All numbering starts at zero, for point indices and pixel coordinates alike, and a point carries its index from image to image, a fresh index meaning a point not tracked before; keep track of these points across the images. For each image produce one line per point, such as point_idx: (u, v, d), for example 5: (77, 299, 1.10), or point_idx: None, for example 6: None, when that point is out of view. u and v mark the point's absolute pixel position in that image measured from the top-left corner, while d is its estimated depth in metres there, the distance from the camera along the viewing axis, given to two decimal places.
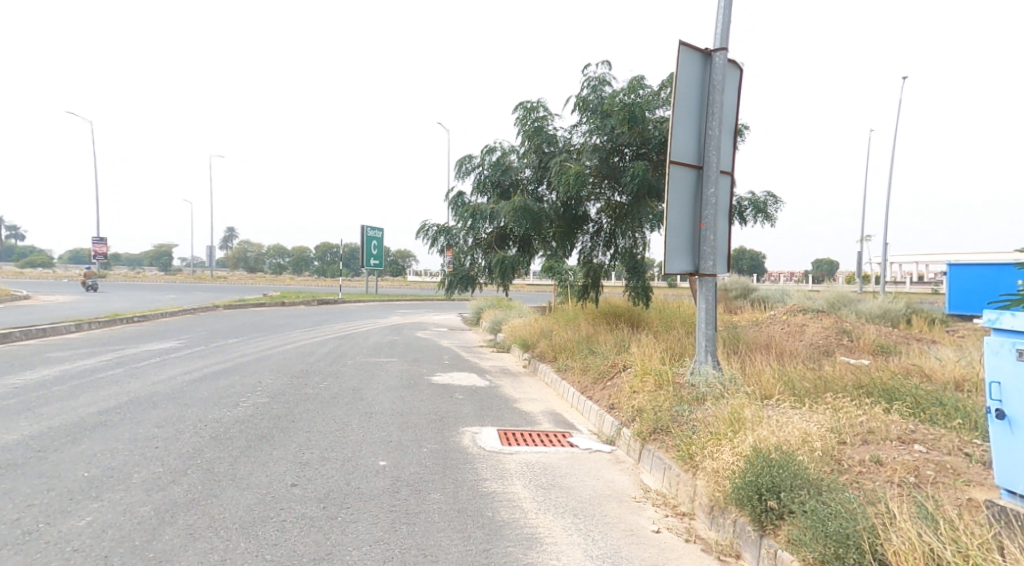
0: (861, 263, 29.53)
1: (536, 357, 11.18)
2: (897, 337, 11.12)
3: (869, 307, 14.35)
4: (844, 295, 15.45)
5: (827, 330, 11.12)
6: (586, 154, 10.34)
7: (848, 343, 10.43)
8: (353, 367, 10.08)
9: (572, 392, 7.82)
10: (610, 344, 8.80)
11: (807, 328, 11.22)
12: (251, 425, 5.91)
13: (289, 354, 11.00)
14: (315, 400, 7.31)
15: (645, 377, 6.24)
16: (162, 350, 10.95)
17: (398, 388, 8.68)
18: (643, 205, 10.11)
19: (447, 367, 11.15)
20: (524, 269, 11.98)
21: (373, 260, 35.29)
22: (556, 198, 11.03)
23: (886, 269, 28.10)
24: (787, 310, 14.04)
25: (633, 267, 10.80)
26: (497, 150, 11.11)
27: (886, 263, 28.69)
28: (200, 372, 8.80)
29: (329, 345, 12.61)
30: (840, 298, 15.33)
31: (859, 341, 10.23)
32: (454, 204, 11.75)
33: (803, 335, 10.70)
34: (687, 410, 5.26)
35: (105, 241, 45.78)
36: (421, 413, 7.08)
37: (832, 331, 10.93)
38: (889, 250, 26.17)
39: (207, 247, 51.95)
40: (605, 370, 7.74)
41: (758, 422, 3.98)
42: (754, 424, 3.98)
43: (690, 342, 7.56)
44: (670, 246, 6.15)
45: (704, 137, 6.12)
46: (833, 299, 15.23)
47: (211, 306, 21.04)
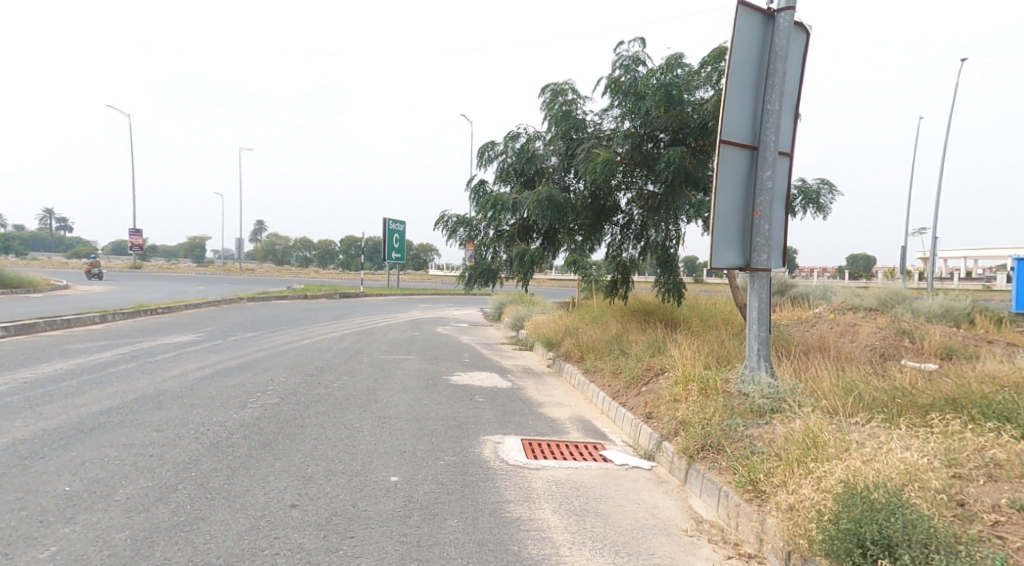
0: (899, 261, 28.40)
1: (560, 357, 10.57)
2: (961, 340, 10.48)
3: (925, 306, 13.61)
4: (896, 292, 14.66)
5: (884, 333, 10.50)
6: (618, 139, 9.66)
7: (910, 347, 9.92)
8: (369, 366, 9.52)
9: (603, 397, 7.19)
10: (643, 345, 8.15)
11: (860, 331, 10.54)
12: (254, 430, 5.34)
13: (305, 349, 10.47)
14: (325, 401, 6.73)
15: (688, 384, 5.56)
16: (175, 343, 10.48)
17: (415, 389, 8.10)
18: (679, 195, 9.41)
19: (467, 366, 10.55)
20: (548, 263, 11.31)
21: (395, 254, 34.83)
22: (583, 188, 10.32)
23: (927, 270, 27.01)
24: (836, 308, 13.27)
25: (666, 261, 10.14)
26: (521, 136, 10.44)
27: (928, 262, 27.54)
28: (211, 368, 8.29)
29: (346, 340, 12.06)
30: (893, 296, 14.55)
31: (924, 344, 9.80)
32: (475, 193, 11.09)
33: (859, 336, 10.18)
34: (741, 426, 4.59)
35: (135, 233, 46.34)
36: (440, 418, 6.48)
37: (890, 334, 10.36)
38: (932, 245, 24.97)
39: (231, 240, 52.08)
40: (641, 373, 7.08)
41: (846, 449, 3.31)
42: (841, 450, 3.30)
43: (734, 345, 6.90)
44: (719, 236, 5.61)
45: (761, 113, 5.60)
46: (885, 296, 14.53)
47: (233, 298, 20.69)
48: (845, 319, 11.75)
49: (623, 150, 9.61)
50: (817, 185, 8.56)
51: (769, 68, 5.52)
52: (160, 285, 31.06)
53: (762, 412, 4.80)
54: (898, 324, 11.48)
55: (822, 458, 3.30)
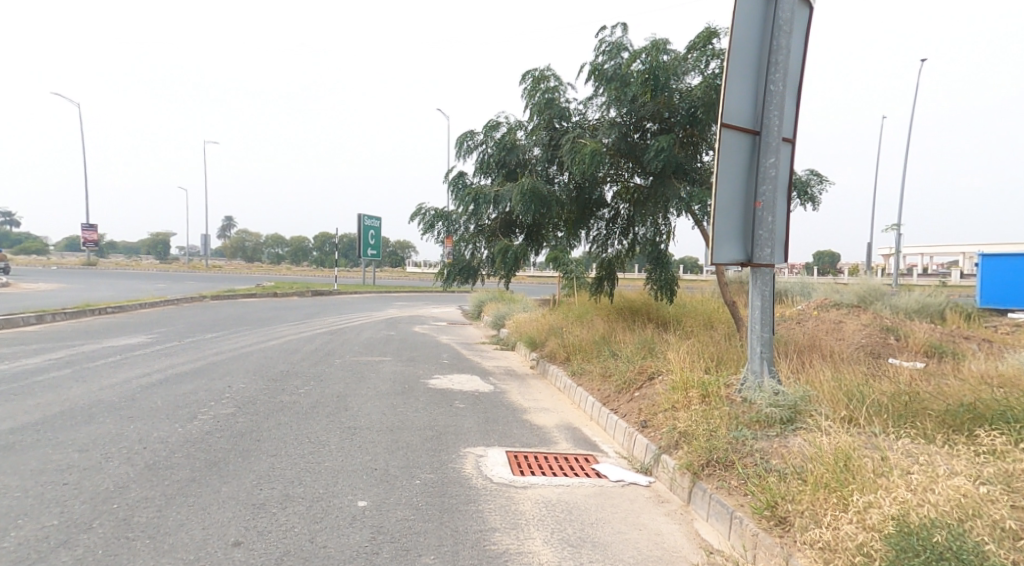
0: (873, 255, 28.47)
1: (544, 358, 10.09)
2: (945, 337, 10.23)
3: (902, 302, 13.40)
4: (874, 287, 14.43)
5: (869, 329, 10.22)
6: (604, 129, 9.18)
7: (894, 344, 9.66)
8: (339, 369, 8.93)
9: (592, 403, 6.73)
10: (634, 347, 7.69)
11: (849, 328, 10.22)
12: (201, 448, 4.75)
13: (270, 352, 9.83)
14: (288, 411, 6.15)
15: (688, 391, 5.11)
16: (126, 347, 9.76)
17: (388, 394, 7.56)
18: (669, 186, 8.99)
19: (446, 368, 10.02)
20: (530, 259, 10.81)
21: (370, 250, 34.02)
22: (568, 180, 9.85)
23: (900, 264, 27.04)
24: (816, 305, 12.98)
25: (656, 256, 9.75)
26: (501, 126, 9.92)
27: (902, 256, 27.61)
28: (161, 374, 7.63)
29: (316, 341, 11.43)
30: (871, 291, 14.32)
31: (907, 341, 9.53)
32: (454, 186, 10.53)
33: (844, 333, 9.87)
34: (752, 439, 4.13)
35: (91, 227, 44.84)
36: (415, 429, 5.94)
37: (875, 331, 10.07)
38: (906, 240, 24.96)
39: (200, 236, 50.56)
40: (635, 379, 6.60)
41: (883, 474, 2.86)
42: (877, 476, 2.86)
43: (731, 347, 6.48)
44: (720, 230, 5.18)
45: (764, 94, 5.14)
46: (863, 292, 14.26)
47: (197, 297, 19.85)
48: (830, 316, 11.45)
49: (609, 140, 9.15)
50: (806, 176, 8.18)
51: (772, 43, 5.07)
52: (124, 283, 29.87)
53: (772, 423, 4.35)
54: (879, 320, 11.22)
55: (857, 491, 2.83)
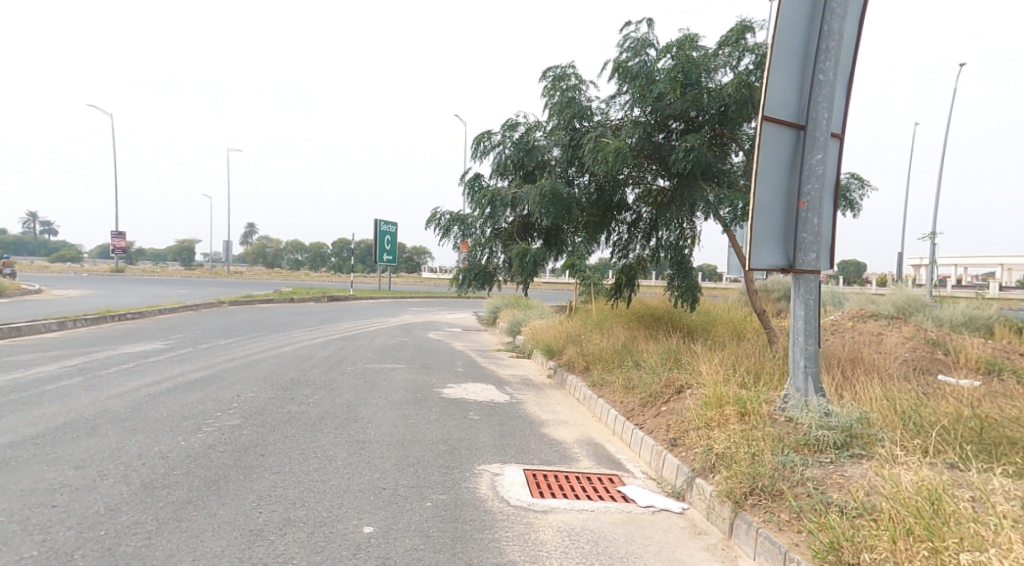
0: (899, 265, 27.71)
1: (562, 366, 9.69)
2: (995, 352, 9.68)
3: (947, 314, 12.79)
4: (914, 298, 13.82)
5: (913, 343, 9.79)
6: (628, 128, 8.81)
7: (943, 359, 9.25)
8: (352, 376, 8.60)
9: (614, 417, 6.33)
10: (659, 357, 7.29)
11: (888, 340, 9.71)
12: (200, 464, 4.41)
13: (282, 358, 9.53)
14: (295, 422, 5.81)
15: (723, 408, 4.71)
16: (137, 353, 9.51)
17: (402, 404, 7.20)
18: (697, 188, 8.60)
19: (462, 376, 9.66)
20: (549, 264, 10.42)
21: (386, 256, 33.79)
22: (589, 183, 9.48)
23: (928, 273, 26.28)
24: (853, 316, 12.43)
25: (679, 261, 9.32)
26: (520, 125, 9.57)
27: (931, 266, 26.83)
28: (169, 382, 7.34)
29: (329, 347, 11.13)
30: (911, 301, 13.75)
31: (958, 357, 9.12)
32: (471, 188, 10.19)
33: (887, 346, 9.45)
34: (802, 468, 3.73)
35: (119, 234, 44.83)
36: (428, 443, 5.57)
37: (920, 345, 9.65)
38: (935, 251, 24.19)
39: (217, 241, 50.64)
40: (661, 392, 6.18)
41: (983, 527, 2.44)
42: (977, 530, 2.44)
43: (765, 360, 6.07)
44: (760, 232, 4.79)
45: (811, 85, 4.76)
46: (903, 302, 13.73)
47: (213, 302, 19.68)
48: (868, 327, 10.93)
49: (633, 140, 8.76)
50: (846, 179, 7.71)
51: (822, 29, 4.68)
52: (141, 288, 29.84)
53: (822, 447, 3.95)
54: (923, 332, 10.75)
55: (953, 546, 2.41)
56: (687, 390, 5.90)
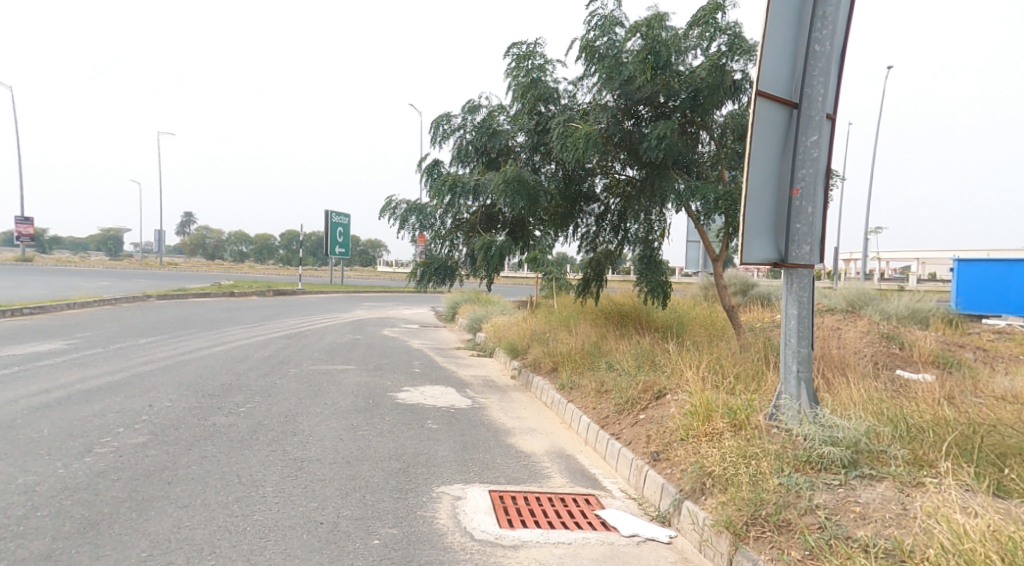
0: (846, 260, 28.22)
1: (527, 366, 9.13)
2: (945, 347, 9.56)
3: (893, 306, 12.61)
4: (861, 292, 13.65)
5: (869, 337, 9.50)
6: (597, 113, 8.24)
7: (897, 354, 8.93)
8: (291, 380, 7.84)
9: (588, 425, 5.83)
10: (633, 360, 6.77)
11: (847, 336, 9.44)
12: (78, 501, 3.66)
13: (212, 360, 8.68)
14: (214, 439, 5.07)
15: (710, 419, 4.23)
16: (37, 357, 8.49)
17: (348, 412, 6.52)
18: (669, 178, 8.12)
19: (416, 377, 8.99)
20: (512, 257, 9.80)
21: (338, 248, 32.61)
22: (556, 171, 8.95)
23: (872, 269, 26.89)
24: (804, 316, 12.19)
25: (650, 255, 8.88)
26: (482, 108, 8.92)
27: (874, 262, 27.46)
28: (65, 392, 6.45)
29: (270, 347, 10.29)
30: (858, 294, 13.54)
31: (911, 352, 8.81)
32: (429, 175, 9.51)
33: (844, 341, 9.11)
34: (810, 493, 3.13)
35: (23, 219, 42.29)
36: (378, 460, 4.91)
37: (875, 339, 9.38)
38: (877, 248, 24.72)
39: (157, 233, 48.11)
40: (640, 398, 5.63)
41: None
42: None
43: (746, 362, 5.72)
44: (750, 223, 4.25)
45: (805, 57, 4.21)
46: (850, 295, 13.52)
47: (141, 297, 18.35)
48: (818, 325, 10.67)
49: (602, 125, 8.20)
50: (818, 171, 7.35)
51: None
52: (67, 282, 27.83)
53: (829, 466, 3.35)
54: (875, 326, 10.48)
55: None
56: (670, 397, 5.36)
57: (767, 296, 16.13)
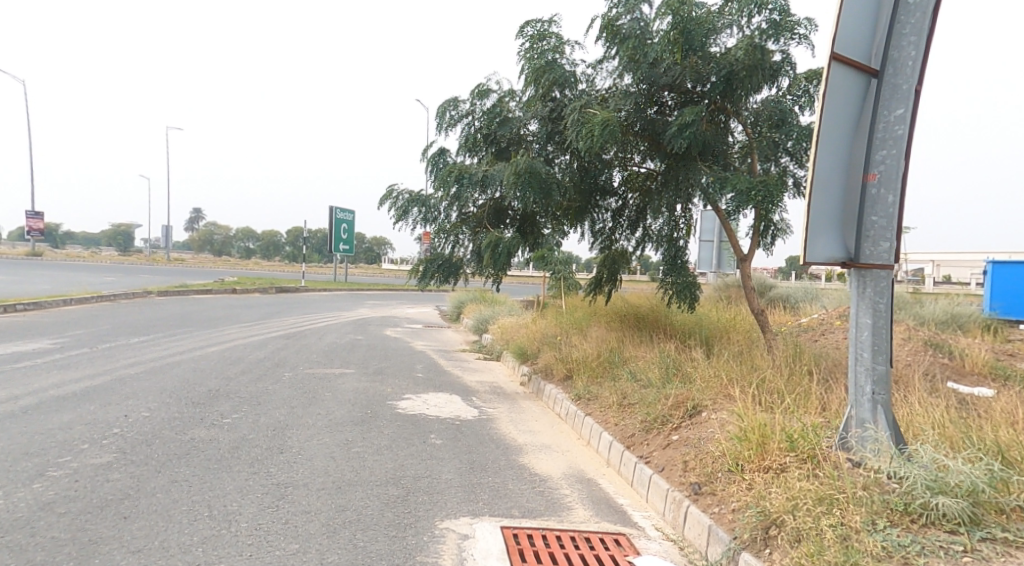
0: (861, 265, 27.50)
1: (538, 372, 8.47)
2: (990, 355, 8.90)
3: (929, 311, 11.97)
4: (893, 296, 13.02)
5: (908, 345, 8.86)
6: (618, 99, 7.54)
7: (946, 363, 8.35)
8: (284, 385, 7.20)
9: (610, 443, 5.19)
10: (658, 371, 6.10)
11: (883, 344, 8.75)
12: (9, 545, 3.01)
13: (202, 361, 8.05)
14: (189, 458, 4.42)
15: (765, 450, 3.58)
16: (13, 358, 7.86)
17: (345, 424, 5.87)
18: (694, 170, 7.43)
19: (420, 384, 8.33)
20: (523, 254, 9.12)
21: (342, 245, 31.94)
22: (570, 162, 8.22)
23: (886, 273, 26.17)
24: (829, 325, 11.47)
25: (673, 255, 8.12)
26: (492, 92, 8.25)
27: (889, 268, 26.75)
28: (32, 400, 5.82)
29: (265, 347, 9.65)
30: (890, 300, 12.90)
31: (961, 361, 8.22)
32: (434, 165, 8.84)
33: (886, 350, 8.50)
34: (924, 560, 2.42)
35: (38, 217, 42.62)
36: (374, 486, 4.27)
37: (917, 347, 8.75)
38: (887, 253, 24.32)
39: (160, 228, 47.57)
40: (672, 416, 4.95)
41: None
42: None
43: (789, 377, 5.07)
44: (814, 214, 3.58)
45: (892, 12, 3.47)
46: None
47: (135, 292, 17.72)
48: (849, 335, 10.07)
49: (625, 111, 7.48)
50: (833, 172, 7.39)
51: None
52: (62, 276, 27.08)
53: (938, 522, 2.66)
54: (917, 334, 9.88)
55: None
56: (708, 415, 4.70)
57: (788, 299, 15.47)
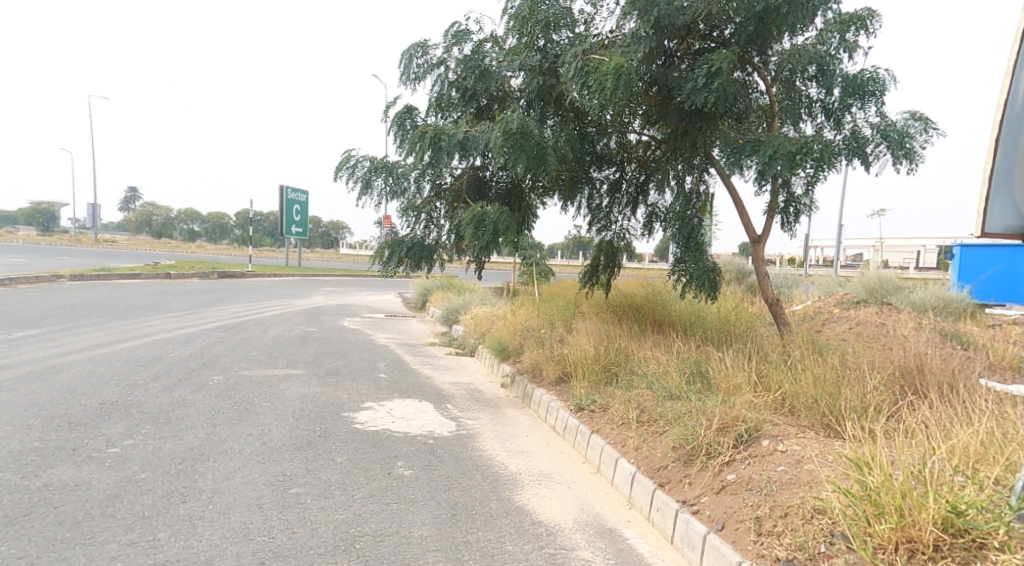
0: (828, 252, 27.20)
1: (522, 373, 7.21)
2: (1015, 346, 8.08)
3: (921, 295, 11.21)
4: (882, 279, 12.26)
5: (926, 333, 8.08)
6: (622, 46, 6.25)
7: (971, 350, 7.55)
8: (207, 393, 5.76)
9: (631, 474, 3.98)
10: (686, 383, 4.92)
11: (902, 333, 7.80)
12: None
13: (103, 363, 6.51)
14: (24, 528, 3.02)
15: (914, 521, 2.39)
16: None
17: (282, 449, 4.52)
18: (716, 133, 6.34)
19: (381, 388, 6.96)
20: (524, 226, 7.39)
21: (294, 227, 30.10)
22: (562, 125, 6.93)
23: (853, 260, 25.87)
24: (829, 314, 10.52)
25: (688, 236, 6.91)
26: (471, 36, 6.89)
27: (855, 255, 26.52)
28: None
29: (191, 342, 8.13)
30: (881, 284, 12.16)
31: (990, 350, 7.37)
32: (398, 128, 7.34)
33: (904, 335, 7.73)
34: None
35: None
36: (315, 558, 2.98)
37: (937, 336, 7.96)
38: (854, 238, 24.07)
39: (94, 208, 44.56)
40: (721, 444, 3.63)
41: None
42: None
43: (856, 385, 4.02)
44: (994, 162, 2.47)
45: None
46: (874, 285, 12.10)
47: (47, 276, 15.71)
48: (857, 325, 9.10)
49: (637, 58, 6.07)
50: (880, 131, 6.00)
51: None
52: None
53: None
54: (929, 323, 9.06)
55: None
56: (777, 448, 3.44)
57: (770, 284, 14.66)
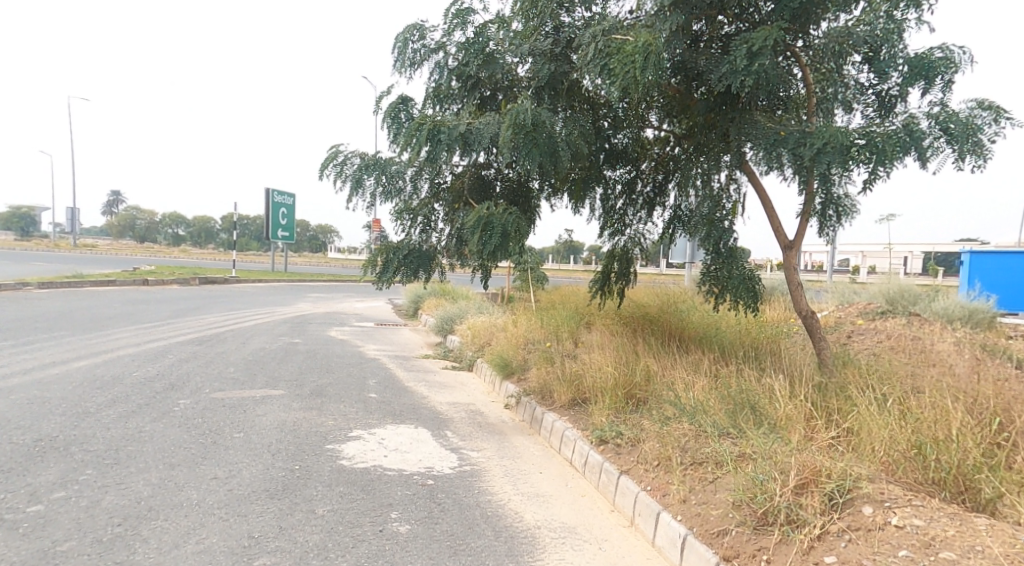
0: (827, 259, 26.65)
1: (531, 393, 6.42)
2: None
3: (945, 305, 10.52)
4: (902, 288, 11.56)
5: (969, 350, 7.40)
6: (647, 27, 5.51)
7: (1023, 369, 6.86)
8: (166, 422, 4.94)
9: (679, 536, 3.21)
10: (731, 416, 4.17)
11: (943, 351, 7.10)
12: None
13: (50, 386, 5.67)
14: None
15: None
16: None
17: (251, 498, 3.72)
18: (752, 124, 5.59)
19: (373, 411, 6.14)
20: (535, 227, 6.73)
21: (280, 230, 29.14)
22: (577, 114, 6.18)
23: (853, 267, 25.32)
24: (851, 326, 9.83)
25: (717, 242, 6.33)
26: (475, 15, 6.14)
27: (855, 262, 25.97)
28: None
29: (158, 358, 7.29)
30: (902, 293, 11.45)
31: None
32: (392, 120, 6.54)
33: (948, 353, 7.03)
34: None
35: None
36: None
37: (983, 354, 7.28)
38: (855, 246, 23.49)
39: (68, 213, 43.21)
40: (805, 508, 2.88)
41: None
42: None
43: (959, 426, 3.28)
44: None
45: None
46: (894, 294, 11.38)
47: (7, 284, 14.70)
48: (885, 340, 8.42)
49: (667, 36, 5.29)
50: (948, 122, 5.22)
51: None
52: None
53: None
54: (967, 339, 8.36)
55: None
56: (888, 520, 2.69)
57: None
